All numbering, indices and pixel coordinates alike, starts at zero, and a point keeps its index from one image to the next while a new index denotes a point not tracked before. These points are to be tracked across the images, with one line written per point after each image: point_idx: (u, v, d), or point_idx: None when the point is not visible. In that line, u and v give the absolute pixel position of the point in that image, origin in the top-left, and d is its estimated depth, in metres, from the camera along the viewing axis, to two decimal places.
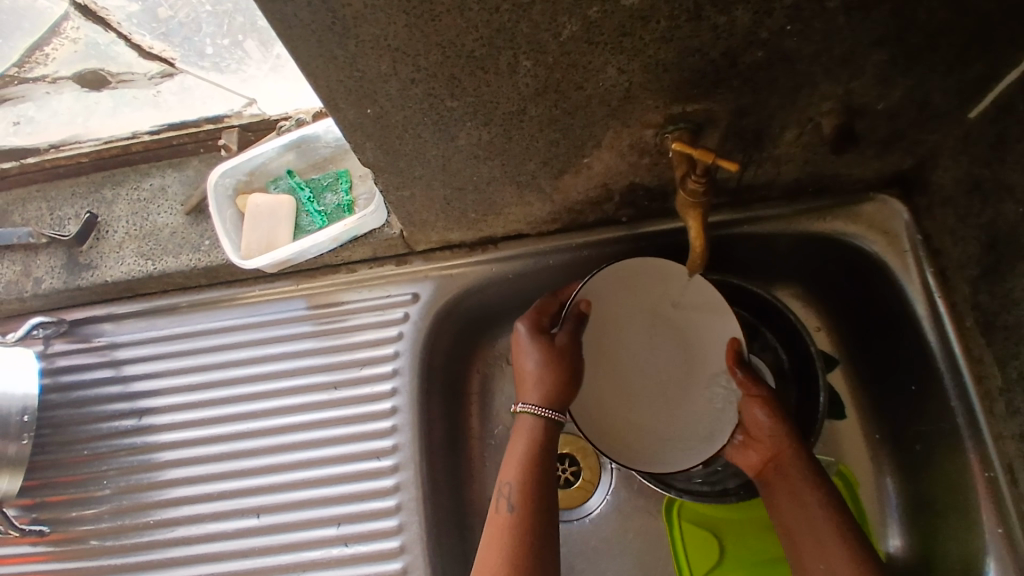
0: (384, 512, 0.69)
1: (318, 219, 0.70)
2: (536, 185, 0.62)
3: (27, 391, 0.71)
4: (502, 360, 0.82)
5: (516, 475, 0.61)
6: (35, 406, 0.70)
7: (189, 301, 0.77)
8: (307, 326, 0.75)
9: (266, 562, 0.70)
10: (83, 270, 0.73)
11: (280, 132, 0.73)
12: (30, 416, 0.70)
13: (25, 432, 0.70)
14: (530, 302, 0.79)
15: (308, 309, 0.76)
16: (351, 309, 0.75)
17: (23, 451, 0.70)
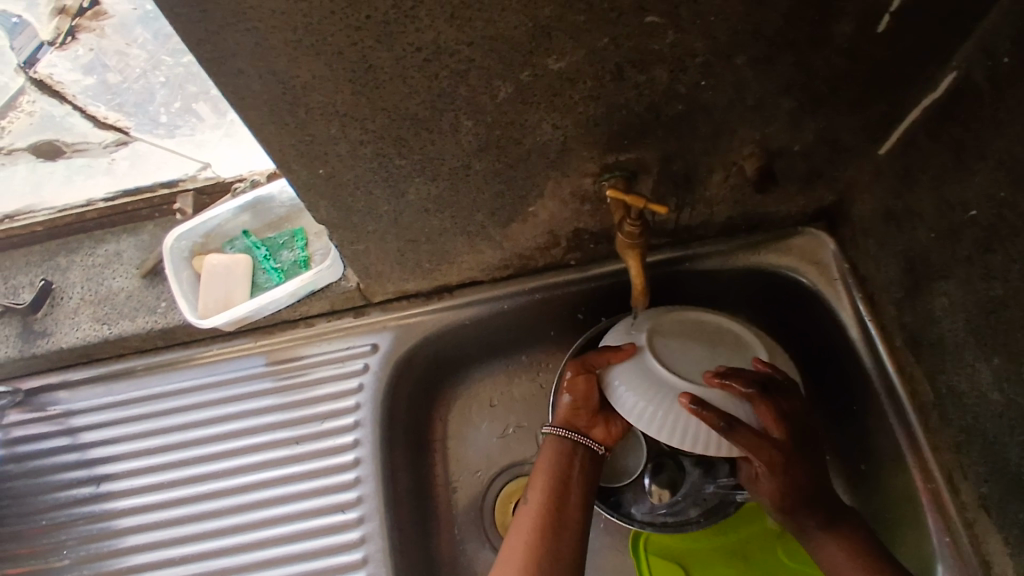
0: (352, 565, 0.69)
1: (274, 276, 0.71)
2: (486, 234, 0.65)
3: None
4: (463, 406, 0.83)
5: (539, 484, 0.66)
6: None
7: (144, 363, 0.77)
8: (267, 382, 0.76)
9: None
10: (38, 338, 0.72)
11: (235, 195, 0.75)
12: None
13: None
14: (487, 347, 0.82)
15: (267, 365, 0.77)
16: (310, 363, 0.76)
17: None
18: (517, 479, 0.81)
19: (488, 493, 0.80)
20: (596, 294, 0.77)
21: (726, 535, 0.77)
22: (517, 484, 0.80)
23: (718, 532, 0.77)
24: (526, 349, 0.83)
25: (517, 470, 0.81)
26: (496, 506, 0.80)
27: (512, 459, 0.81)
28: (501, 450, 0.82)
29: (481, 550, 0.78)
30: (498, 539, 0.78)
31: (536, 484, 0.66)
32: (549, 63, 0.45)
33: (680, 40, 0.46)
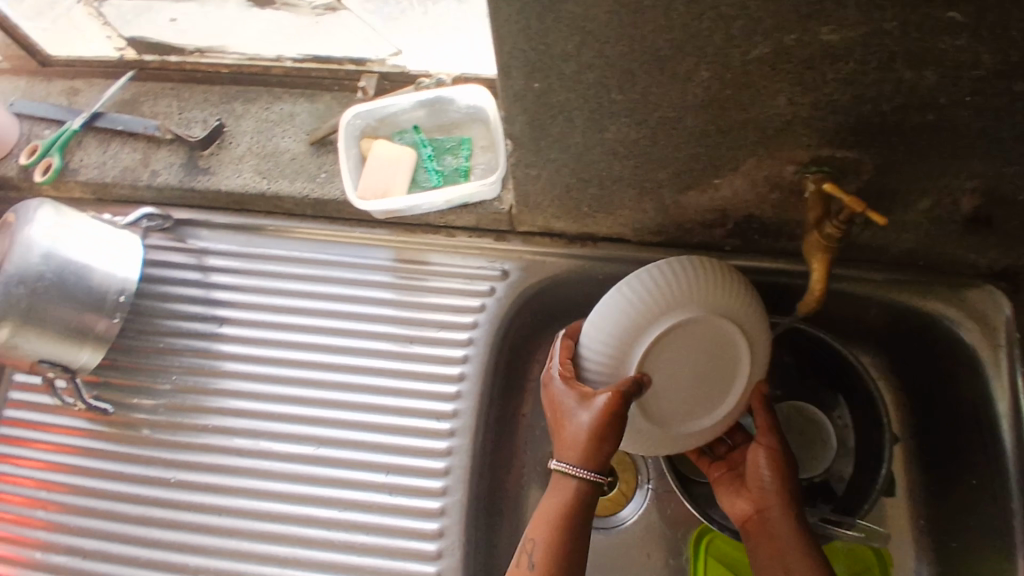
0: (432, 471, 0.70)
1: (435, 178, 0.71)
2: (658, 195, 0.63)
3: (129, 275, 0.68)
4: None
5: (542, 533, 0.56)
6: (132, 290, 0.68)
7: (281, 226, 0.80)
8: (389, 276, 0.77)
9: (314, 491, 0.70)
10: (199, 174, 0.75)
11: (417, 87, 0.72)
12: (125, 298, 0.68)
13: (118, 312, 0.67)
14: None
15: (393, 260, 0.78)
16: (433, 271, 0.77)
17: (110, 331, 0.67)
18: None
19: None
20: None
21: None
22: None
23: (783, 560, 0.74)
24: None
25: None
26: None
27: None
28: None
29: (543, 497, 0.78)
30: None
31: (540, 532, 0.56)
32: (820, 32, 0.42)
33: (968, 47, 0.42)
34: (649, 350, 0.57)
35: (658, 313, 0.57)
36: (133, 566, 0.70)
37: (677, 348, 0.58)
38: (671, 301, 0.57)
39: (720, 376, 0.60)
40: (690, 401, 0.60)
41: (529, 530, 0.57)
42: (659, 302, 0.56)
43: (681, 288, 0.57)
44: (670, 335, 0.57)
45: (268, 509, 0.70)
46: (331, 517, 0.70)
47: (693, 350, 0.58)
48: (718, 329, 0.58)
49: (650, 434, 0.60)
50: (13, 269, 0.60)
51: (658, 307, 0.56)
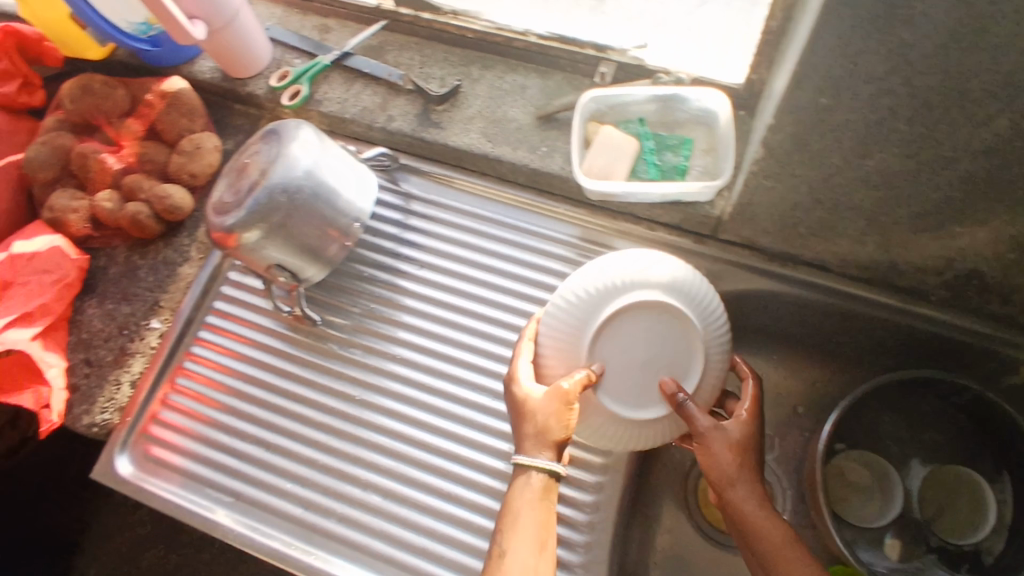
0: (590, 447, 0.71)
1: (653, 171, 0.74)
2: (885, 231, 0.64)
3: (364, 205, 0.75)
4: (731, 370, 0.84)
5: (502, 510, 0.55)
6: (365, 220, 0.75)
7: (474, 184, 0.83)
8: (564, 249, 0.80)
9: (482, 438, 0.73)
10: (431, 126, 0.81)
11: (654, 81, 0.75)
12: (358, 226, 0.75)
13: (349, 237, 0.74)
14: (788, 335, 0.84)
15: (573, 237, 0.81)
16: (611, 254, 0.79)
17: (338, 253, 0.74)
18: None
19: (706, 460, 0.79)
20: (931, 347, 0.75)
21: None
22: None
23: None
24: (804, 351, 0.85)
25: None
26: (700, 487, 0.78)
27: None
28: None
29: (677, 511, 0.78)
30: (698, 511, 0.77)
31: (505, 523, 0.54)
32: None
33: None
34: (583, 312, 0.56)
35: (606, 283, 0.56)
36: (305, 466, 0.75)
37: (631, 330, 0.55)
38: (625, 275, 0.56)
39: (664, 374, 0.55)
40: (634, 386, 0.56)
41: (499, 530, 0.53)
42: (609, 273, 0.56)
43: (625, 261, 0.57)
44: (626, 318, 0.55)
45: (436, 444, 0.74)
46: (492, 467, 0.72)
47: (630, 329, 0.55)
48: (660, 311, 0.55)
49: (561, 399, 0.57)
50: (279, 179, 0.67)
51: (607, 276, 0.56)
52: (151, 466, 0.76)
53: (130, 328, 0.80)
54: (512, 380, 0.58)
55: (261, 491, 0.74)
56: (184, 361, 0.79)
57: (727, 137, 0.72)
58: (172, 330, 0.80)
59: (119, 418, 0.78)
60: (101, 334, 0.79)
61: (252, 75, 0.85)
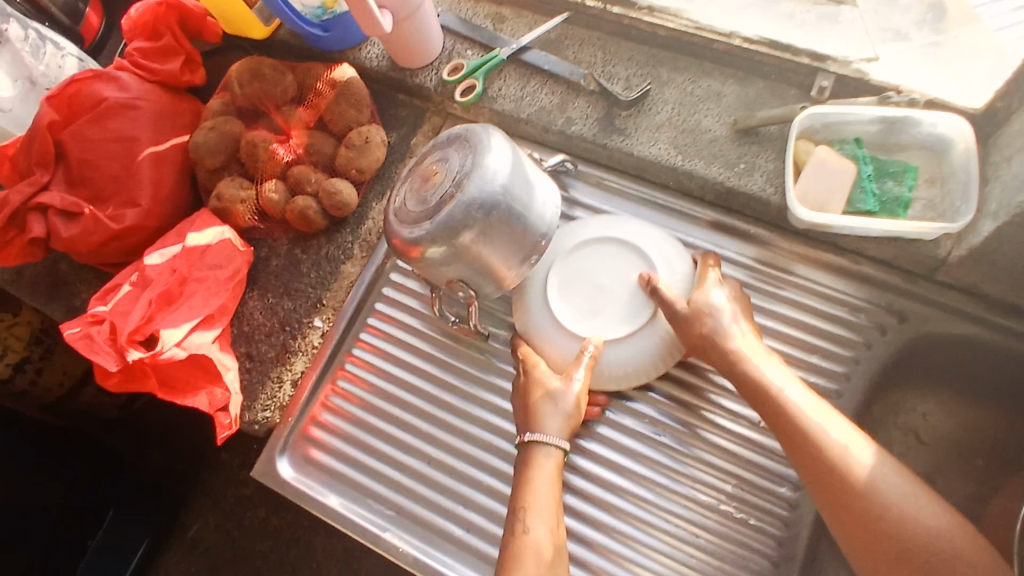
0: (772, 499, 0.68)
1: (871, 202, 0.67)
2: None
3: (551, 220, 0.69)
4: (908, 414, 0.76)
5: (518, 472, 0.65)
6: (552, 235, 0.69)
7: (650, 196, 0.78)
8: (744, 274, 0.75)
9: (658, 479, 0.69)
10: (615, 132, 0.75)
11: (882, 100, 0.67)
12: (545, 243, 0.69)
13: (535, 254, 0.69)
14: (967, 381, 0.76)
15: (754, 260, 0.75)
16: (796, 283, 0.74)
17: (523, 271, 0.69)
18: None
19: None
20: None
21: None
22: None
23: None
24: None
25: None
26: None
27: None
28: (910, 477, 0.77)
29: None
30: None
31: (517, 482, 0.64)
32: None
33: None
34: (578, 273, 0.73)
35: (565, 239, 0.74)
36: (469, 486, 0.73)
37: (583, 269, 0.73)
38: (582, 232, 0.74)
39: (591, 289, 0.72)
40: (585, 308, 0.71)
41: (521, 508, 0.61)
42: (576, 230, 0.74)
43: (592, 222, 0.75)
44: (585, 262, 0.73)
45: (607, 478, 0.70)
46: (668, 508, 0.69)
47: (595, 269, 0.73)
48: (590, 247, 0.73)
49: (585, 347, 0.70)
50: (476, 193, 0.62)
51: (580, 233, 0.74)
52: (313, 471, 0.76)
53: (292, 325, 0.78)
54: (527, 366, 0.69)
55: (421, 505, 0.73)
56: (346, 362, 0.79)
57: (967, 166, 0.64)
58: (334, 331, 0.79)
59: (279, 417, 0.77)
60: (263, 328, 0.78)
61: (423, 66, 0.82)
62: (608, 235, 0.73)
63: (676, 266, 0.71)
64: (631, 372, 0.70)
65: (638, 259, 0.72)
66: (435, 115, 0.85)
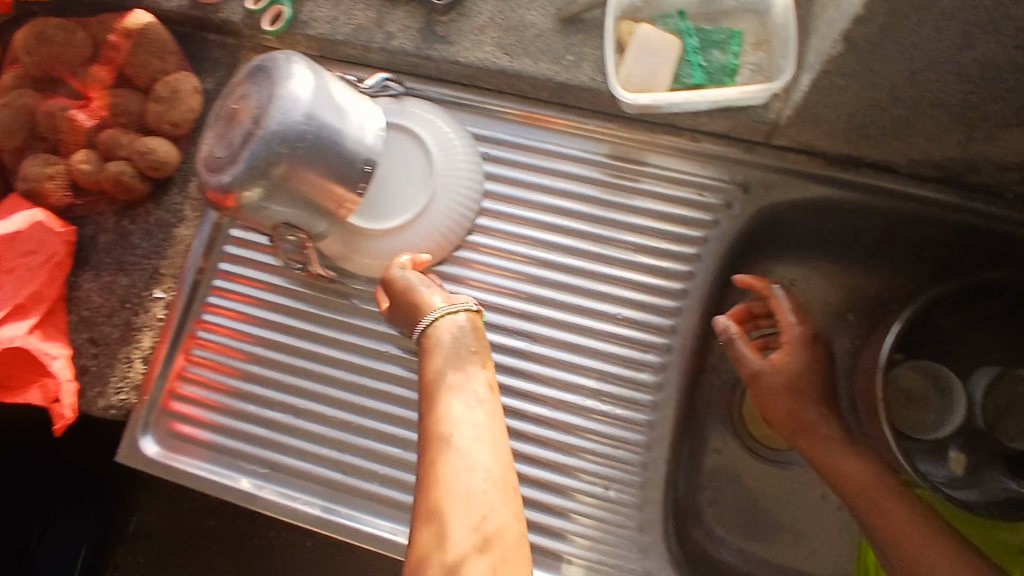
0: (640, 388, 0.69)
1: (698, 75, 0.64)
2: (975, 126, 0.56)
3: (375, 144, 0.64)
4: (765, 278, 0.82)
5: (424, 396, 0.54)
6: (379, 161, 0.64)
7: (488, 105, 0.73)
8: (597, 174, 0.72)
9: (532, 389, 0.69)
10: (438, 41, 0.70)
11: None
12: (371, 169, 0.63)
13: (363, 183, 0.63)
14: (827, 241, 0.78)
15: (607, 156, 0.72)
16: (649, 173, 0.72)
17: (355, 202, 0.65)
18: None
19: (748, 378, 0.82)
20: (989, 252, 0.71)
21: None
22: None
23: None
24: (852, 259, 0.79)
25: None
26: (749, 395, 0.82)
27: None
28: None
29: (726, 434, 0.81)
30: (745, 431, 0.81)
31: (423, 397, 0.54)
32: None
33: None
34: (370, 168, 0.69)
35: None
36: (344, 430, 0.72)
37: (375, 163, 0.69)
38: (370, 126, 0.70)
39: (386, 181, 0.68)
40: (383, 202, 0.68)
41: (425, 411, 0.52)
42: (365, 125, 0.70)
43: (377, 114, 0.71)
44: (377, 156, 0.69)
45: None
46: (540, 414, 0.69)
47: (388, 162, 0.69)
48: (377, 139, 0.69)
49: (395, 243, 0.69)
50: (276, 126, 0.58)
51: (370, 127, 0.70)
52: (178, 444, 0.74)
53: (132, 301, 0.73)
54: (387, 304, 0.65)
55: (300, 459, 0.72)
56: (196, 330, 0.75)
57: (787, 24, 0.62)
58: (178, 300, 0.74)
59: (138, 397, 0.73)
60: (102, 310, 0.72)
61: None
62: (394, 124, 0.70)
63: (458, 149, 0.70)
64: (441, 253, 0.71)
65: (425, 142, 0.70)
66: (249, 51, 0.78)
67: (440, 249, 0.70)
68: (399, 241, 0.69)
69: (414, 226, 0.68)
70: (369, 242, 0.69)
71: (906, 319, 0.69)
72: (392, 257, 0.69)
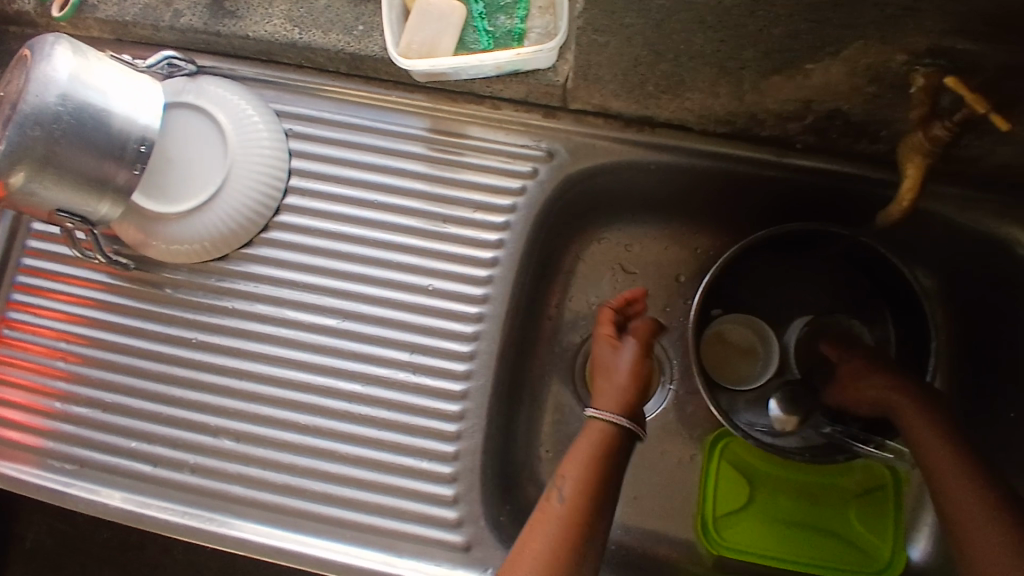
0: (455, 359, 0.69)
1: (484, 40, 0.64)
2: (736, 78, 0.56)
3: (150, 123, 0.63)
4: (595, 243, 0.83)
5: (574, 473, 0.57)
6: (154, 140, 0.63)
7: (292, 82, 0.72)
8: (424, 149, 0.71)
9: (347, 366, 0.69)
10: (224, 17, 0.68)
11: None
12: (147, 148, 0.63)
13: (139, 163, 0.63)
14: (649, 203, 0.79)
15: (430, 131, 0.71)
16: (471, 147, 0.71)
17: (132, 183, 0.63)
18: None
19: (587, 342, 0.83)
20: (793, 201, 0.73)
21: (798, 474, 0.79)
22: None
23: (794, 469, 0.80)
24: (675, 219, 0.81)
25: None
26: None
27: None
28: None
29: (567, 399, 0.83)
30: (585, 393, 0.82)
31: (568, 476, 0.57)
32: None
33: None
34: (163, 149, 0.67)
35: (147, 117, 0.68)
36: (158, 424, 0.70)
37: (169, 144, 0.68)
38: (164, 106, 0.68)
39: (181, 162, 0.67)
40: (177, 184, 0.67)
41: None
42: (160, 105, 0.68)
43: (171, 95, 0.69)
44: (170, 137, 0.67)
45: (298, 380, 0.69)
46: (356, 391, 0.69)
47: (183, 142, 0.68)
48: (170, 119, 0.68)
49: (195, 225, 0.68)
50: (28, 108, 0.56)
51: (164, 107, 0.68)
52: None
53: None
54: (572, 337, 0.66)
55: (110, 454, 0.70)
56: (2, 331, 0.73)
57: None
58: None
59: None
60: None
61: None
62: (187, 103, 0.68)
63: (257, 127, 0.69)
64: (249, 233, 0.70)
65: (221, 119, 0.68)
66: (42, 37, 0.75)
67: (246, 228, 0.70)
68: (198, 222, 0.68)
69: (213, 206, 0.67)
70: (166, 225, 0.67)
71: (721, 266, 0.70)
72: (195, 240, 0.68)
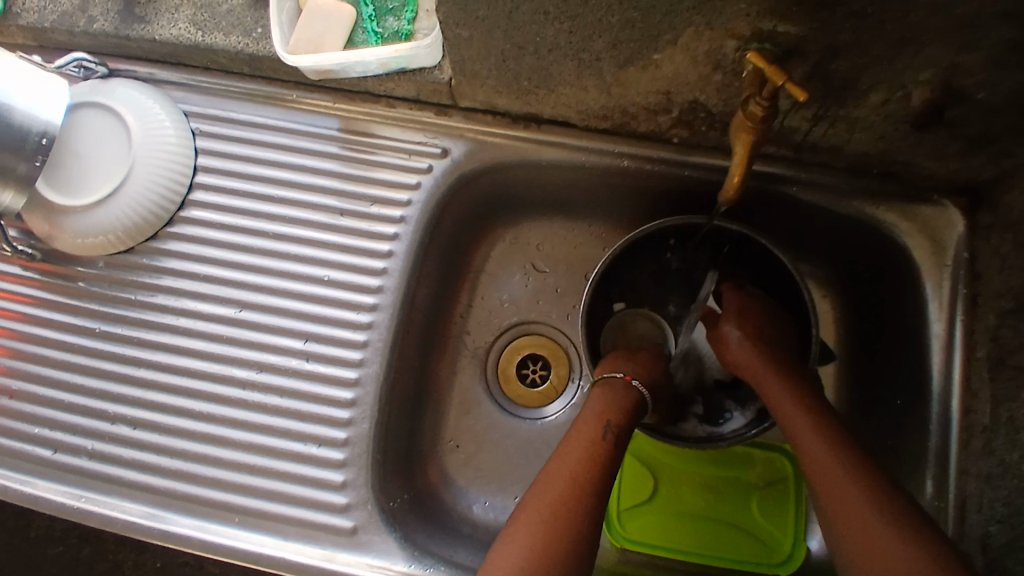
0: (349, 347, 0.71)
1: (373, 40, 0.68)
2: (597, 70, 0.59)
3: (51, 119, 0.66)
4: (505, 241, 0.85)
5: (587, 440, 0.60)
6: (55, 134, 0.66)
7: (201, 85, 0.76)
8: (334, 147, 0.74)
9: (244, 355, 0.71)
10: (134, 21, 0.72)
11: None
12: (48, 142, 0.66)
13: (39, 156, 0.65)
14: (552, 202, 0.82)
15: (340, 130, 0.74)
16: (379, 145, 0.74)
17: (35, 174, 0.66)
18: (529, 335, 0.85)
19: (499, 339, 0.85)
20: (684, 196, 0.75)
21: (701, 466, 0.80)
22: (528, 339, 0.85)
23: (698, 462, 0.80)
24: (580, 219, 0.83)
25: (533, 327, 0.85)
26: (501, 356, 0.84)
27: (535, 315, 0.85)
28: (529, 303, 0.85)
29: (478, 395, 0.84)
30: (496, 388, 0.84)
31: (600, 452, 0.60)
32: None
33: None
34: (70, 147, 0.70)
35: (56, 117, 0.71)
36: (63, 411, 0.71)
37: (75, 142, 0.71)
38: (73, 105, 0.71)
39: (86, 158, 0.70)
40: (81, 179, 0.70)
41: None
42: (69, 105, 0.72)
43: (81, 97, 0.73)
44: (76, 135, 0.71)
45: (197, 367, 0.71)
46: (252, 378, 0.71)
47: (89, 140, 0.71)
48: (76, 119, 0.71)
49: (97, 218, 0.70)
50: None
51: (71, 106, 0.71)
52: None
53: None
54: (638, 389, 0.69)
55: (15, 440, 0.71)
56: None
57: None
58: None
59: None
60: None
61: None
62: (93, 103, 0.71)
63: (162, 125, 0.72)
64: (154, 227, 0.73)
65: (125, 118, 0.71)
66: None
67: (151, 222, 0.72)
68: (101, 215, 0.70)
69: (116, 200, 0.70)
70: (71, 219, 0.70)
71: (608, 261, 0.71)
72: (98, 233, 0.71)
